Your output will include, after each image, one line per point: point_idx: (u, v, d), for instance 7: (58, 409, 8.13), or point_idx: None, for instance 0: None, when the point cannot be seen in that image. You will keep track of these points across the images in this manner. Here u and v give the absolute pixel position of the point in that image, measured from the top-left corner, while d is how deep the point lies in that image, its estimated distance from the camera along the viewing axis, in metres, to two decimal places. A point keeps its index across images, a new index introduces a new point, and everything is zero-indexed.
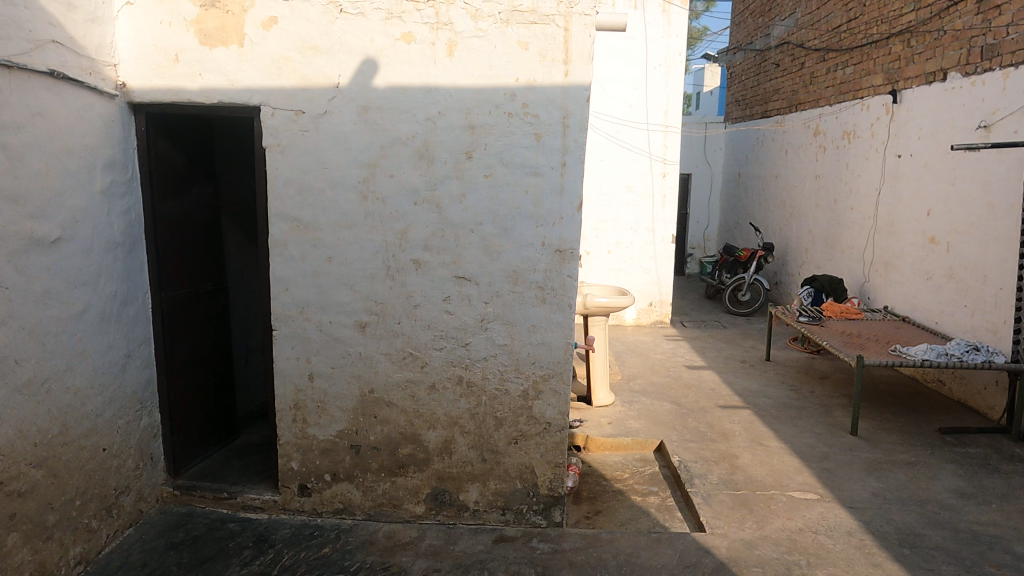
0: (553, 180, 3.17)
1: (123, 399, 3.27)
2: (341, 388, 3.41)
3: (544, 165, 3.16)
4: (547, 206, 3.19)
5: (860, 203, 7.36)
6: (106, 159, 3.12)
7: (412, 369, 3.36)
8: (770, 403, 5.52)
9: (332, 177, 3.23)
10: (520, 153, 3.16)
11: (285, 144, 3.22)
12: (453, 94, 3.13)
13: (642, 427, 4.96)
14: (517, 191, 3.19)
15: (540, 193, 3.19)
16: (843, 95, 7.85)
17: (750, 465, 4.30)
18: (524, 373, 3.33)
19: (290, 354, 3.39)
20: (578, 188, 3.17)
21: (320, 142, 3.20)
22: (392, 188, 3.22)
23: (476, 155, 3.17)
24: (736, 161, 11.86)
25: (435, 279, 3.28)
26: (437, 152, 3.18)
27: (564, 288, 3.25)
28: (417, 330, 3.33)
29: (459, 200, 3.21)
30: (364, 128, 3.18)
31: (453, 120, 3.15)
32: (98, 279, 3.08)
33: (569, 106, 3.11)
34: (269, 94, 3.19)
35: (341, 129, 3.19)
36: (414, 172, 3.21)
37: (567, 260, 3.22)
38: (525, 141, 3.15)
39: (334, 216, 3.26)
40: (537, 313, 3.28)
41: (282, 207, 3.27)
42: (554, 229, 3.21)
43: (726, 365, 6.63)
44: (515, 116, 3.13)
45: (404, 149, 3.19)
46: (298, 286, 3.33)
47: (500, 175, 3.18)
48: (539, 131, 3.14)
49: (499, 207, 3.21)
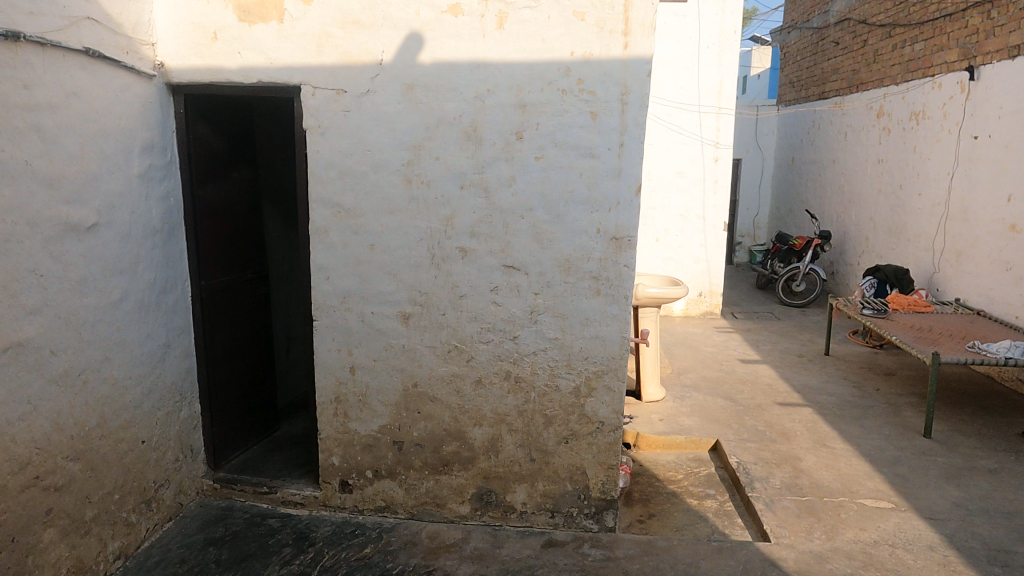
0: (610, 162, 2.94)
1: (162, 390, 3.18)
2: (383, 382, 3.26)
3: (601, 145, 2.93)
4: (603, 190, 2.96)
5: (930, 189, 6.91)
6: (144, 142, 3.01)
7: (457, 364, 3.19)
8: (832, 401, 5.20)
9: (375, 160, 3.06)
10: (574, 133, 2.94)
11: (326, 125, 3.06)
12: (502, 70, 2.92)
13: (695, 425, 4.71)
14: (571, 174, 2.97)
15: (595, 176, 2.96)
16: (911, 73, 7.37)
17: (814, 468, 4.02)
18: (576, 369, 3.12)
19: (330, 346, 3.26)
20: (637, 170, 2.93)
21: (363, 122, 3.04)
22: (437, 172, 3.04)
23: (527, 135, 2.96)
24: (789, 145, 11.35)
25: (483, 268, 3.09)
26: (485, 132, 2.98)
27: (621, 278, 3.02)
28: (463, 322, 3.15)
29: (508, 185, 3.01)
30: (408, 108, 3.00)
31: (502, 98, 2.94)
32: (136, 267, 2.98)
33: (628, 81, 2.87)
34: (310, 73, 3.03)
35: (384, 109, 3.01)
36: (460, 154, 3.01)
37: (624, 248, 3.00)
38: (580, 119, 2.92)
39: (377, 202, 3.09)
40: (591, 305, 3.06)
41: (322, 192, 3.11)
42: (611, 215, 2.98)
43: (783, 360, 6.31)
44: (569, 93, 2.91)
45: (450, 129, 3.00)
46: (339, 275, 3.18)
47: (552, 157, 2.96)
48: (595, 109, 2.91)
49: (551, 191, 2.99)
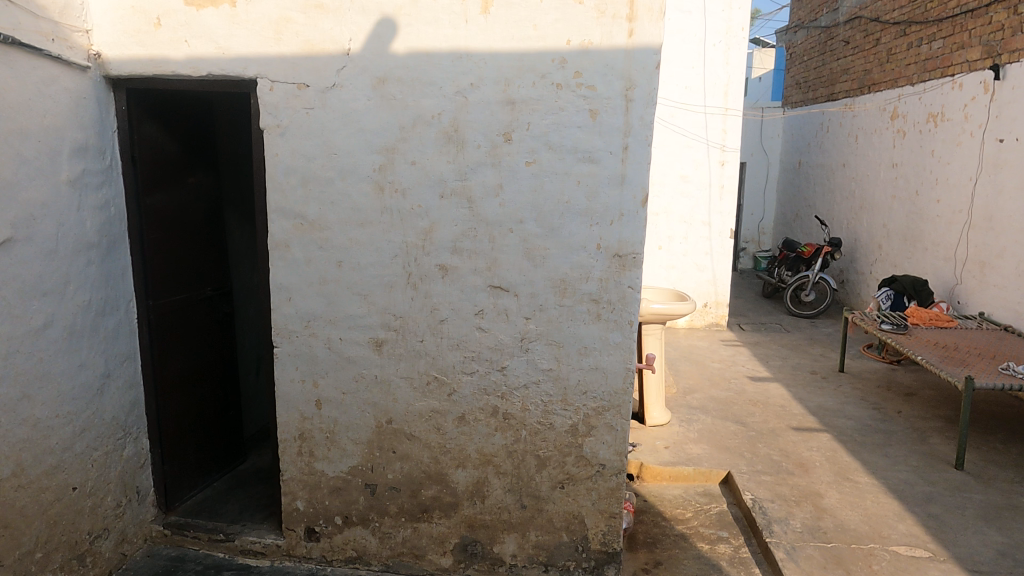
0: (612, 168, 2.54)
1: (99, 428, 2.78)
2: (353, 418, 2.86)
3: (602, 147, 2.54)
4: (604, 200, 2.57)
5: (950, 195, 6.52)
6: (76, 144, 2.61)
7: (437, 398, 2.79)
8: (851, 426, 4.80)
9: (342, 165, 2.66)
10: (571, 134, 2.54)
11: (286, 125, 2.67)
12: (487, 61, 2.53)
13: (703, 453, 4.30)
14: (568, 182, 2.57)
15: (595, 184, 2.56)
16: (928, 73, 6.98)
17: (838, 507, 3.62)
18: (573, 405, 2.73)
19: (293, 377, 2.86)
20: (643, 177, 2.53)
21: (328, 121, 2.64)
22: (414, 179, 2.64)
23: (516, 135, 2.56)
24: (795, 148, 10.96)
25: (466, 289, 2.69)
26: (469, 133, 2.58)
27: (624, 301, 2.63)
28: (443, 350, 2.75)
29: (495, 194, 2.61)
30: (380, 104, 2.60)
31: (488, 94, 2.55)
32: (65, 287, 2.58)
33: (633, 74, 2.48)
34: (266, 64, 2.63)
35: (353, 106, 2.62)
36: (440, 158, 2.62)
37: (628, 267, 2.60)
38: (577, 118, 2.52)
39: (345, 212, 2.70)
40: (590, 332, 2.67)
41: (282, 201, 2.72)
42: (613, 229, 2.58)
43: (795, 377, 5.91)
44: (564, 88, 2.51)
45: (428, 129, 2.60)
46: (303, 296, 2.78)
47: (545, 161, 2.56)
48: (595, 106, 2.51)
49: (544, 202, 2.59)
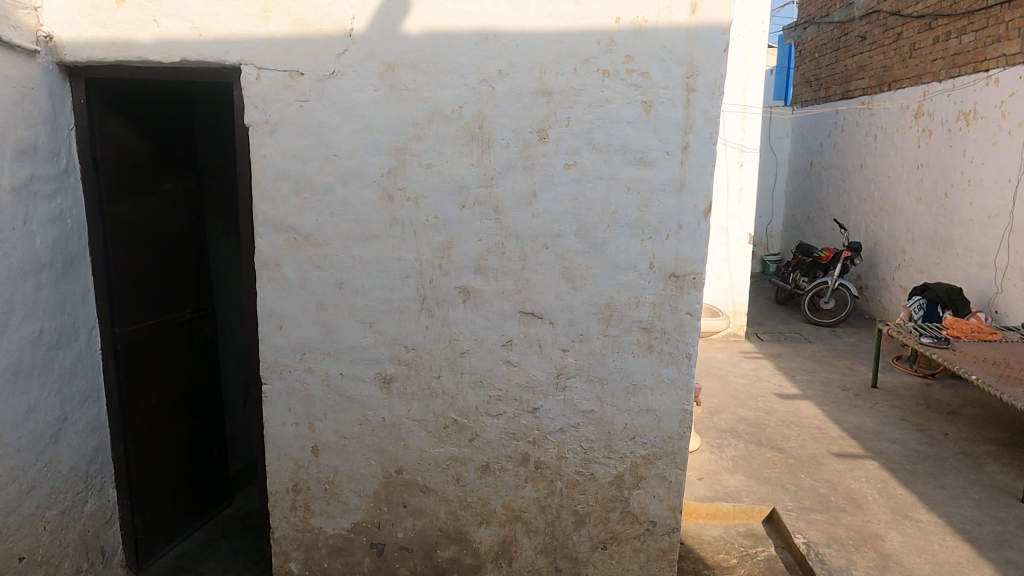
0: (669, 172, 2.12)
1: (54, 482, 2.33)
2: (357, 466, 2.42)
3: (657, 145, 2.11)
4: (658, 210, 2.14)
5: (985, 198, 6.13)
6: (23, 144, 2.16)
7: (456, 444, 2.36)
8: (898, 451, 4.39)
9: (343, 169, 2.23)
10: (618, 129, 2.11)
11: (275, 121, 2.22)
12: (519, 43, 2.10)
13: (742, 486, 3.88)
14: (616, 189, 2.14)
15: (647, 191, 2.14)
16: (958, 68, 6.60)
17: (904, 553, 3.21)
18: (618, 453, 2.30)
19: (285, 419, 2.42)
20: (706, 182, 2.11)
21: (326, 116, 2.20)
22: (430, 186, 2.21)
23: (552, 134, 2.14)
24: (806, 148, 10.57)
25: (492, 316, 2.26)
26: (496, 131, 2.15)
27: (680, 330, 2.21)
28: (464, 388, 2.32)
29: (526, 203, 2.18)
30: (389, 96, 2.17)
31: (520, 83, 2.12)
32: (9, 318, 2.13)
33: (695, 58, 2.05)
34: (252, 48, 2.19)
35: (356, 98, 2.18)
36: (462, 160, 2.19)
37: (686, 290, 2.18)
38: (628, 111, 2.10)
39: (347, 224, 2.26)
40: (640, 367, 2.24)
41: (272, 212, 2.28)
42: (669, 245, 2.16)
43: (826, 394, 5.50)
44: (612, 75, 2.09)
45: (447, 126, 2.17)
46: (297, 324, 2.35)
47: (587, 163, 2.14)
48: (649, 96, 2.08)
49: (587, 211, 2.16)
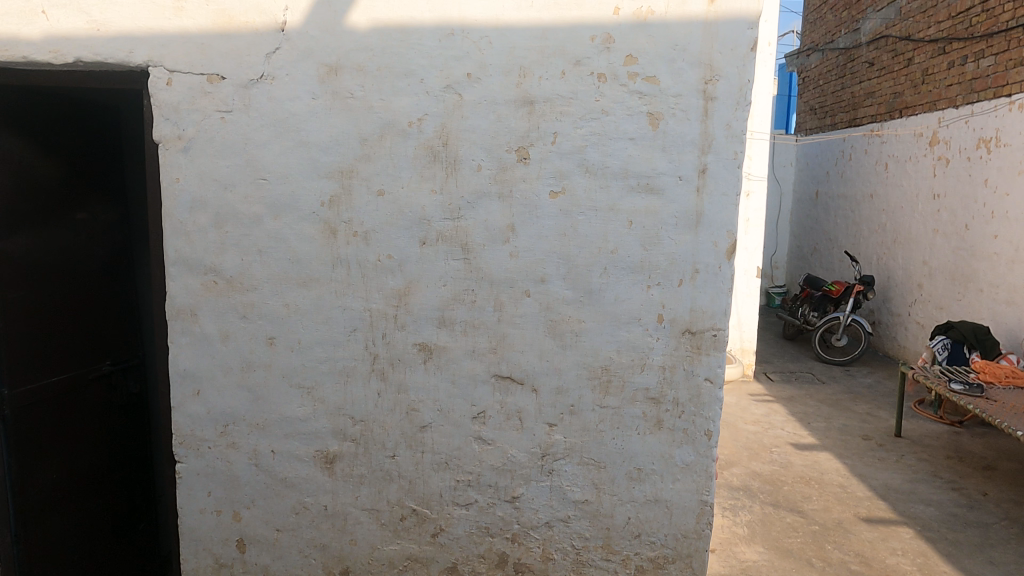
0: (682, 201, 1.67)
1: None
2: (292, 566, 1.93)
3: (666, 167, 1.67)
4: (668, 250, 1.69)
5: (1011, 231, 5.71)
6: None
7: (416, 541, 1.88)
8: (935, 515, 3.88)
9: (274, 196, 1.78)
10: (618, 148, 1.67)
11: (191, 137, 1.79)
12: (492, 40, 1.67)
13: (761, 560, 3.37)
14: (615, 223, 1.70)
15: (654, 225, 1.69)
16: (977, 94, 6.21)
17: None
18: (619, 555, 1.82)
19: (204, 506, 1.94)
20: (729, 215, 1.67)
21: (253, 131, 1.77)
22: (383, 217, 1.76)
23: (534, 154, 1.70)
24: (811, 177, 10.19)
25: (460, 381, 1.80)
26: (464, 150, 1.72)
27: (697, 401, 1.74)
28: (425, 470, 1.85)
29: (502, 240, 1.74)
30: (331, 106, 1.74)
31: (495, 89, 1.69)
32: None
33: (715, 58, 1.62)
34: (162, 46, 1.76)
35: (290, 109, 1.75)
36: (422, 186, 1.74)
37: (705, 350, 1.72)
38: (629, 125, 1.66)
39: (279, 265, 1.81)
40: (646, 446, 1.77)
41: (187, 250, 1.83)
42: (682, 293, 1.71)
43: (847, 445, 5.00)
44: (609, 81, 1.65)
45: (403, 143, 1.73)
46: (217, 388, 1.88)
47: (579, 190, 1.69)
48: (656, 106, 1.65)
49: (578, 250, 1.72)
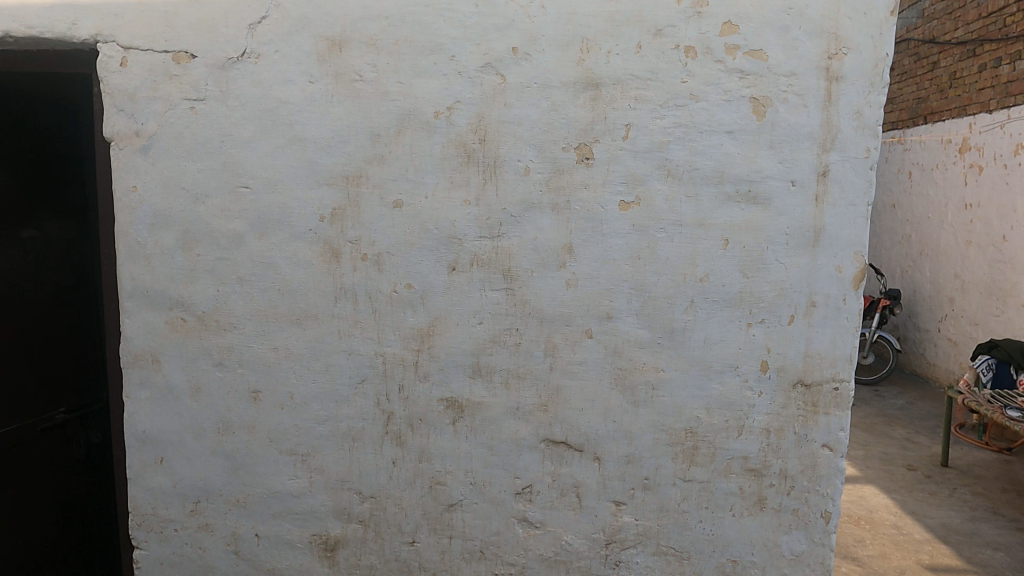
0: (795, 214, 1.28)
1: None
2: None
3: (774, 169, 1.27)
4: (775, 277, 1.29)
5: None
6: None
7: None
8: (1006, 561, 3.44)
9: (260, 208, 1.38)
10: (710, 144, 1.28)
11: (151, 132, 1.38)
12: (545, 4, 1.28)
13: None
14: (705, 242, 1.30)
15: (757, 245, 1.29)
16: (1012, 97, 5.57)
17: None
18: None
19: None
20: (857, 232, 1.27)
21: (232, 124, 1.36)
22: (400, 235, 1.36)
23: (601, 152, 1.30)
24: None
25: (500, 447, 1.39)
26: (507, 147, 1.32)
27: (809, 474, 1.34)
28: (454, 561, 1.43)
29: (557, 265, 1.33)
30: (334, 91, 1.34)
31: (549, 68, 1.29)
32: None
33: (841, 25, 1.24)
34: (115, 16, 1.36)
35: (279, 95, 1.35)
36: (453, 195, 1.34)
37: (822, 408, 1.32)
38: (726, 115, 1.27)
39: (267, 297, 1.40)
40: (742, 531, 1.36)
41: (147, 278, 1.42)
42: (793, 334, 1.30)
43: (890, 475, 4.56)
44: (700, 56, 1.26)
45: (427, 140, 1.33)
46: (187, 455, 1.46)
47: (659, 200, 1.30)
48: (762, 89, 1.26)
49: (658, 277, 1.31)
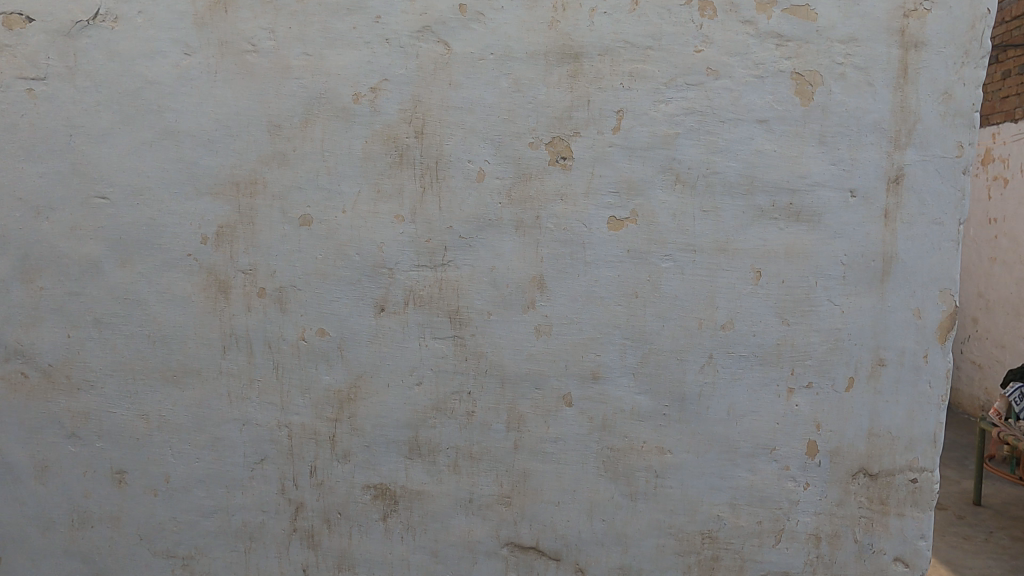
0: (854, 237, 0.91)
1: None
2: None
3: (825, 173, 0.91)
4: (827, 324, 0.92)
5: None
6: None
7: None
8: None
9: (121, 226, 1.01)
10: (735, 139, 0.91)
11: None
12: None
13: None
14: (729, 275, 0.93)
15: (802, 280, 0.92)
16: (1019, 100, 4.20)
17: None
18: None
19: None
20: (943, 261, 0.90)
21: (82, 112, 1.00)
22: (309, 264, 0.99)
23: (583, 149, 0.94)
24: None
25: (447, 554, 1.01)
26: (453, 143, 0.96)
27: None
28: None
29: (522, 306, 0.97)
30: (218, 66, 0.98)
31: (509, 32, 0.93)
32: None
33: None
34: None
35: (145, 72, 0.99)
36: (382, 210, 0.98)
37: (892, 506, 0.94)
38: (757, 97, 0.91)
39: (133, 345, 1.04)
40: None
41: None
42: (852, 404, 0.93)
43: None
44: (720, 14, 0.90)
45: (344, 132, 0.97)
46: (32, 556, 1.09)
47: (663, 216, 0.93)
48: (808, 60, 0.89)
49: (663, 324, 0.95)
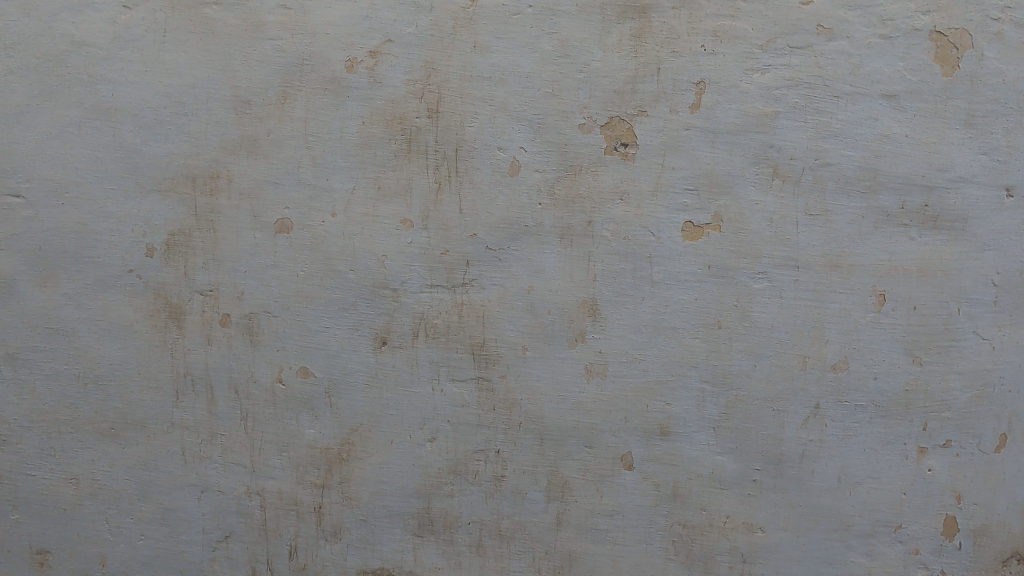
0: (1010, 249, 0.69)
1: None
2: None
3: (972, 165, 0.69)
4: (972, 364, 0.70)
5: None
6: None
7: None
8: None
9: (41, 233, 0.77)
10: (853, 119, 0.69)
11: None
12: None
13: None
14: (843, 300, 0.71)
15: (941, 306, 0.70)
16: None
17: None
18: None
19: None
20: None
21: None
22: (287, 283, 0.76)
23: (650, 132, 0.71)
24: None
25: None
26: (478, 124, 0.73)
27: None
28: None
29: (569, 339, 0.74)
30: (169, 25, 0.75)
31: None
32: None
33: None
34: None
35: (71, 32, 0.75)
36: (384, 213, 0.75)
37: None
38: (884, 64, 0.68)
39: (57, 388, 0.79)
40: None
41: None
42: (1002, 469, 0.72)
43: None
44: None
45: (334, 110, 0.74)
46: None
47: (757, 221, 0.71)
48: (953, 14, 0.67)
49: (754, 363, 0.72)
